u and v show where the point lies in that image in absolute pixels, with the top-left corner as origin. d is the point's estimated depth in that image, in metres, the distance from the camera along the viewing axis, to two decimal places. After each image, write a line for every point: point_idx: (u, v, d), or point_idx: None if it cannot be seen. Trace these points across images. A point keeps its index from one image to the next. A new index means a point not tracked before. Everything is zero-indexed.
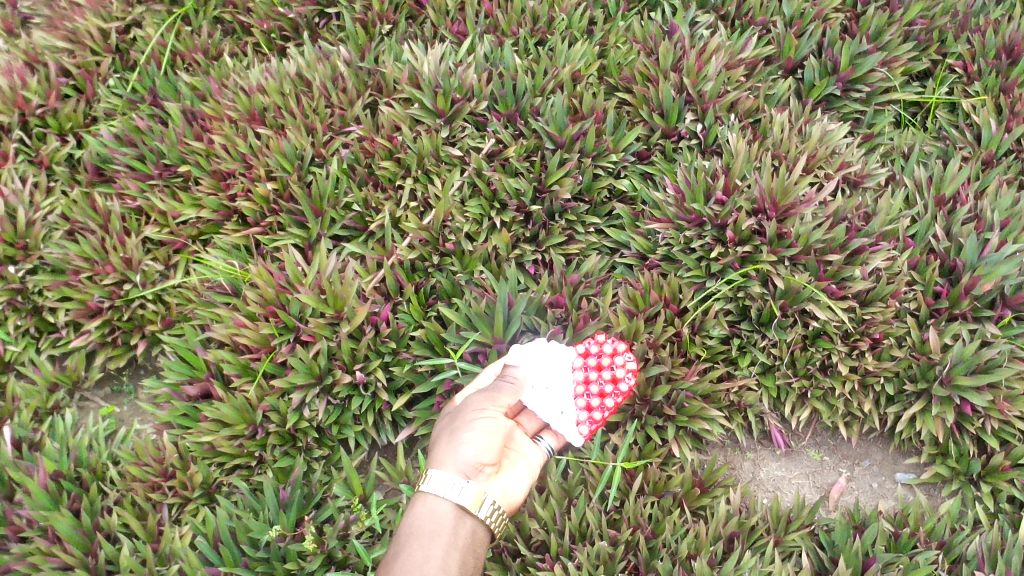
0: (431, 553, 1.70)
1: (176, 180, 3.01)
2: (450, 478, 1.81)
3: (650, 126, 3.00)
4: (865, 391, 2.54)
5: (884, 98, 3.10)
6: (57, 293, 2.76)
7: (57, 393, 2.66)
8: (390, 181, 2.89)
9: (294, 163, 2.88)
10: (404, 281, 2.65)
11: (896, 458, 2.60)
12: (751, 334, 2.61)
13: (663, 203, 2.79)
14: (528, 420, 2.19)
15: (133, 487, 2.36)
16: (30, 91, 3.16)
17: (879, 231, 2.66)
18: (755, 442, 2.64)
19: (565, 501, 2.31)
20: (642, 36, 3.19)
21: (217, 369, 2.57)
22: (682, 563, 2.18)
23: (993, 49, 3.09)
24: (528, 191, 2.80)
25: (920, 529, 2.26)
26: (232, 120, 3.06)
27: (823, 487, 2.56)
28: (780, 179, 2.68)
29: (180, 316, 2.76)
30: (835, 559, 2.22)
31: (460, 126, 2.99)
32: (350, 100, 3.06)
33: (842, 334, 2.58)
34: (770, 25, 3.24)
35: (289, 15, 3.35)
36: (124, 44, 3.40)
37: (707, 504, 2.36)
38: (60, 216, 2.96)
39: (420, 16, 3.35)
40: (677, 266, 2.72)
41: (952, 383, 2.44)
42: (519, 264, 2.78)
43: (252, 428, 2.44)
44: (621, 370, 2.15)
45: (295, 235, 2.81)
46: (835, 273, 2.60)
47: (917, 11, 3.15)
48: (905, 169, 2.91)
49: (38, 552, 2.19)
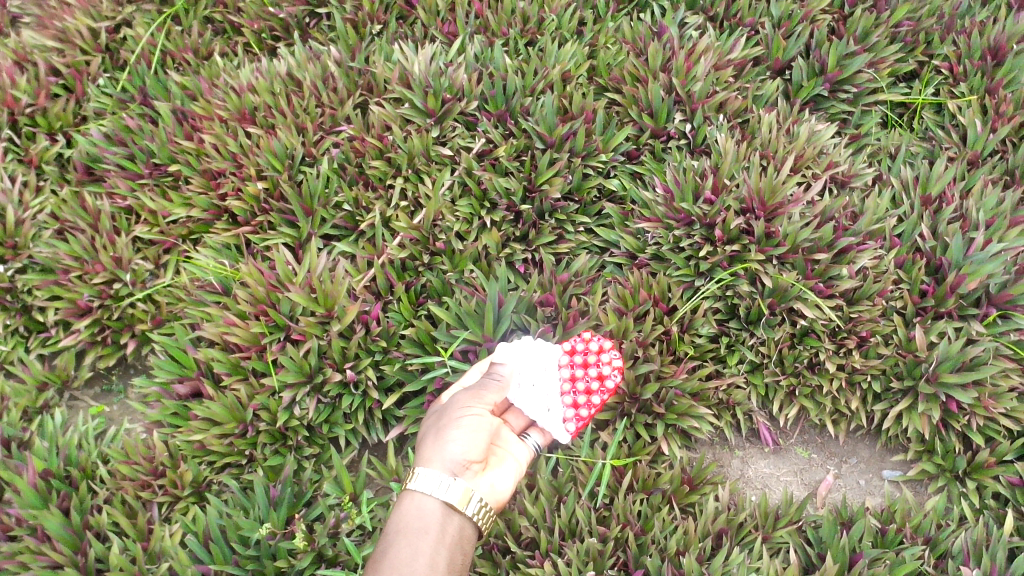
0: (419, 550, 1.72)
1: (166, 180, 3.01)
2: (437, 476, 1.82)
3: (639, 126, 3.03)
4: (852, 388, 2.56)
5: (872, 99, 3.12)
6: (47, 292, 2.76)
7: (46, 392, 2.65)
8: (381, 181, 2.89)
9: (286, 163, 2.88)
10: (395, 280, 2.66)
11: (883, 456, 2.63)
12: (739, 332, 2.63)
13: (652, 203, 2.80)
14: (515, 418, 2.21)
15: (123, 485, 2.36)
16: (19, 90, 3.16)
17: (866, 230, 2.69)
18: (743, 440, 2.66)
19: (554, 498, 2.33)
20: (631, 37, 3.21)
21: (207, 368, 2.57)
22: (671, 559, 2.19)
23: (979, 51, 3.12)
24: (518, 191, 2.81)
25: (906, 525, 2.28)
26: (223, 119, 3.06)
27: (811, 484, 2.58)
28: (768, 179, 2.71)
29: (170, 315, 2.76)
30: (822, 555, 2.24)
31: (450, 126, 3.00)
32: (341, 100, 3.07)
33: (829, 333, 2.60)
34: (759, 26, 3.27)
35: (279, 16, 3.36)
36: (114, 43, 3.41)
37: (696, 501, 2.38)
38: (49, 215, 2.96)
39: (411, 17, 3.37)
40: (665, 265, 2.74)
41: (938, 381, 2.46)
42: (510, 262, 2.80)
43: (242, 426, 2.44)
44: (608, 367, 2.16)
45: (285, 234, 2.81)
46: (822, 271, 2.62)
47: (904, 12, 3.18)
48: (892, 169, 2.93)
49: (27, 551, 2.19)
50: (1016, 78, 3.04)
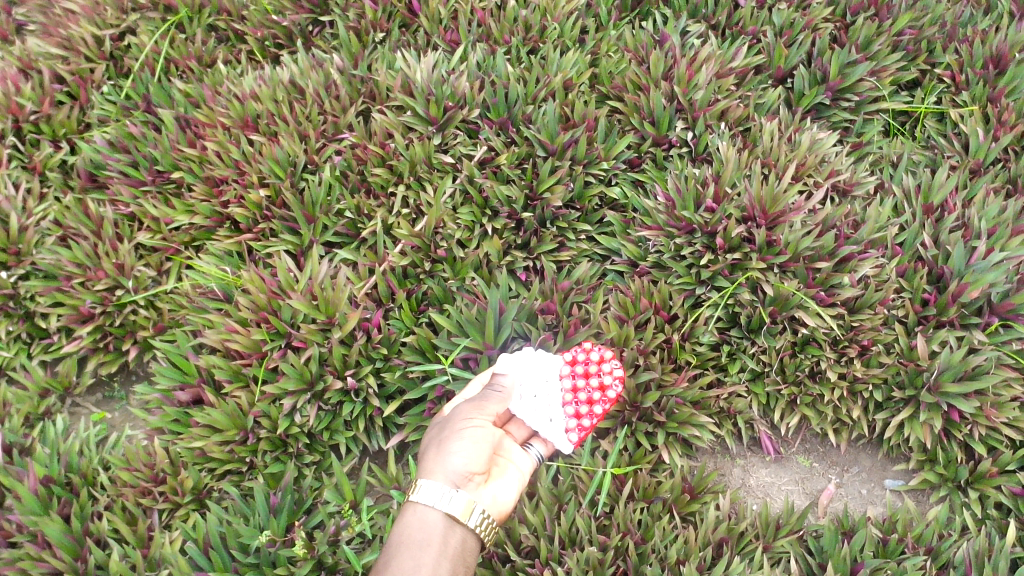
0: (422, 562, 1.72)
1: (169, 187, 3.02)
2: (439, 488, 1.82)
3: (641, 134, 3.03)
4: (853, 397, 2.56)
5: (874, 107, 3.12)
6: (49, 299, 2.76)
7: (48, 399, 2.67)
8: (383, 188, 2.90)
9: (288, 170, 2.89)
10: (396, 287, 2.66)
11: (884, 465, 2.62)
12: (740, 340, 2.63)
13: (654, 211, 2.79)
14: (517, 429, 2.21)
15: (124, 492, 2.37)
16: (24, 98, 3.18)
17: (868, 238, 2.68)
18: (745, 449, 2.65)
19: (554, 507, 2.32)
20: (633, 45, 3.21)
21: (209, 375, 2.57)
22: (671, 568, 2.18)
23: (981, 59, 3.12)
24: (519, 199, 2.81)
25: (908, 535, 2.27)
26: (226, 126, 3.07)
27: (813, 493, 2.58)
28: (769, 187, 2.71)
29: (172, 322, 2.77)
30: (824, 565, 2.24)
31: (452, 134, 3.01)
32: (343, 107, 3.08)
33: (831, 341, 2.60)
34: (760, 34, 3.28)
35: (283, 23, 3.37)
36: (118, 51, 3.42)
37: (696, 510, 2.37)
38: (52, 221, 2.96)
39: (413, 25, 3.38)
40: (667, 273, 2.73)
41: (940, 390, 2.45)
42: (511, 270, 2.80)
43: (242, 434, 2.44)
44: (609, 377, 2.16)
45: (287, 241, 2.82)
46: (824, 280, 2.61)
47: (906, 21, 3.18)
48: (894, 177, 2.92)
49: (28, 558, 2.19)
50: (1018, 87, 3.04)
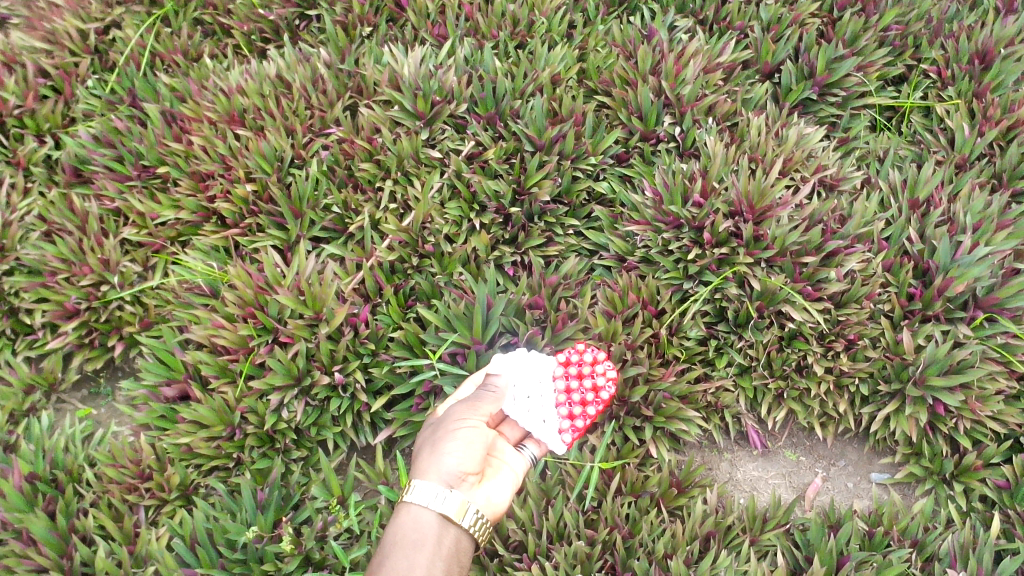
0: (415, 562, 1.71)
1: (155, 181, 3.01)
2: (433, 488, 1.82)
3: (629, 129, 3.04)
4: (840, 391, 2.57)
5: (860, 102, 3.13)
6: (33, 295, 2.74)
7: (33, 395, 2.65)
8: (370, 183, 2.90)
9: (275, 165, 2.88)
10: (383, 282, 2.65)
11: (870, 458, 2.63)
12: (727, 335, 2.64)
13: (641, 206, 2.81)
14: (511, 430, 2.16)
15: (109, 488, 2.36)
16: (7, 91, 3.15)
17: (854, 233, 2.69)
18: (732, 443, 2.66)
19: (542, 501, 2.32)
20: (621, 40, 3.22)
21: (195, 371, 2.56)
22: (658, 562, 2.19)
23: (966, 55, 3.14)
24: (507, 193, 2.80)
25: (893, 528, 2.28)
26: (211, 121, 3.06)
27: (799, 487, 2.59)
28: (756, 182, 2.72)
29: (159, 317, 2.76)
30: (810, 558, 2.24)
31: (439, 128, 3.00)
32: (331, 102, 3.07)
33: (818, 336, 2.61)
34: (748, 29, 3.28)
35: (269, 17, 3.36)
36: (103, 45, 3.40)
37: (684, 504, 2.38)
38: (37, 217, 2.95)
39: (401, 19, 3.36)
40: (654, 267, 2.73)
41: (925, 384, 2.46)
42: (499, 264, 2.79)
43: (229, 429, 2.44)
44: (602, 379, 2.14)
45: (274, 236, 2.81)
46: (810, 275, 2.63)
47: (892, 16, 3.20)
48: (881, 172, 2.94)
49: (12, 555, 2.18)
50: (1003, 83, 3.05)
